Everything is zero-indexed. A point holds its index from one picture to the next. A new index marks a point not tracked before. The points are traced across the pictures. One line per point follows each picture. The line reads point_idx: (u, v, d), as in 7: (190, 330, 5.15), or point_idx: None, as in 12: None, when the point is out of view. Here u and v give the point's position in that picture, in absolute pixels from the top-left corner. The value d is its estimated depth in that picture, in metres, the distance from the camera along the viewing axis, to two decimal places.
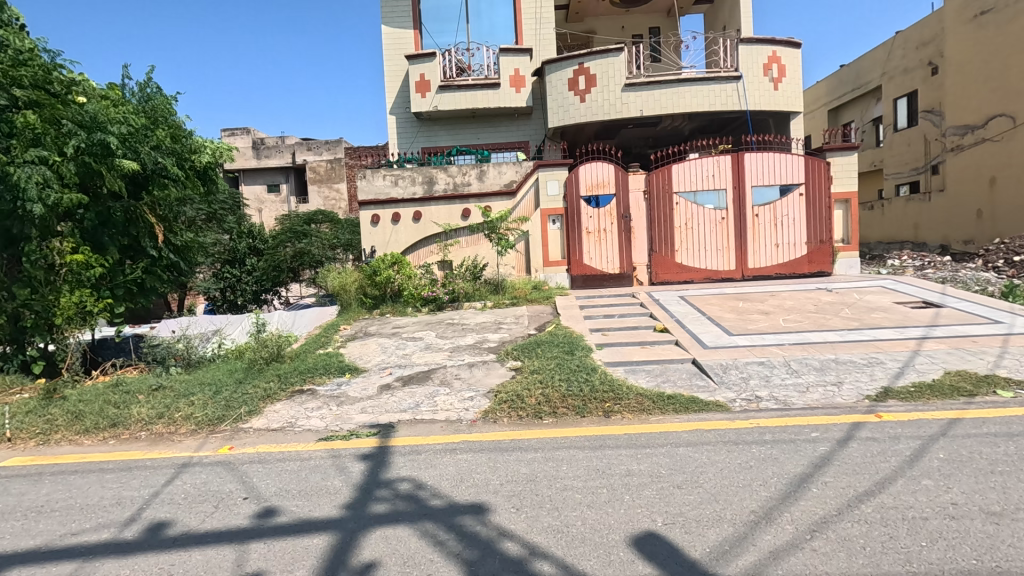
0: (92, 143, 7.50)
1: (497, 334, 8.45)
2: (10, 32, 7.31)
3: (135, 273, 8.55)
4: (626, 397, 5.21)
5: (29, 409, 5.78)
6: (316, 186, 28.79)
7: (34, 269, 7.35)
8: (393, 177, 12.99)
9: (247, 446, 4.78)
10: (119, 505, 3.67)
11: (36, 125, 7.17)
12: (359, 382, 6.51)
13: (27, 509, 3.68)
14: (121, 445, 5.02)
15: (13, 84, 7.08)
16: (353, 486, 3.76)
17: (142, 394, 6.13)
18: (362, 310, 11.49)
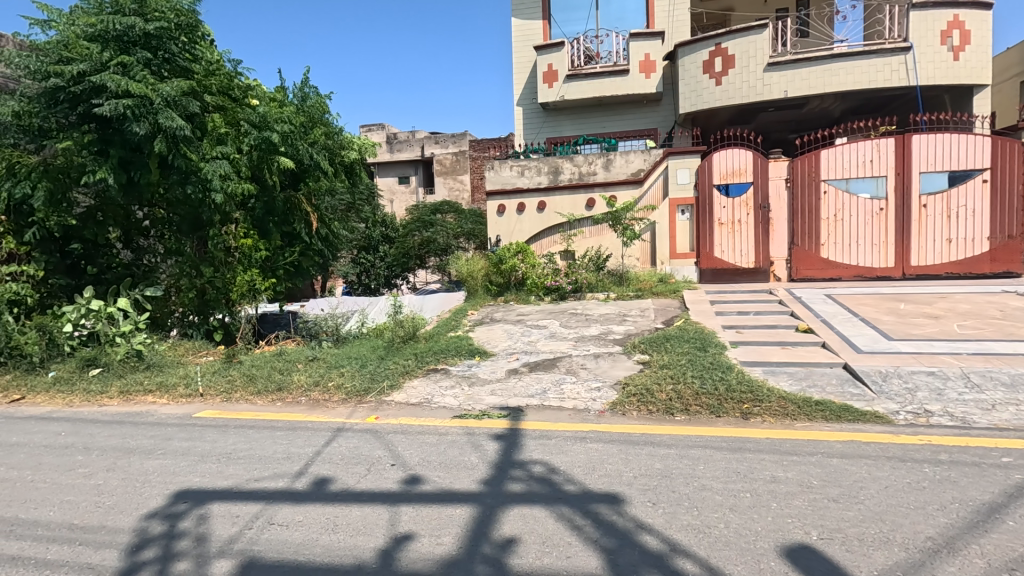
0: (261, 140, 8.56)
1: (622, 326, 8.33)
2: (204, 46, 8.41)
3: (293, 257, 9.68)
4: (767, 399, 4.87)
5: (215, 370, 6.78)
6: (443, 177, 30.18)
7: (217, 250, 8.55)
8: (519, 167, 13.31)
9: (391, 417, 5.19)
10: (290, 459, 4.17)
11: (220, 126, 8.21)
12: (488, 366, 6.78)
13: (219, 454, 4.33)
14: (286, 407, 5.72)
15: (206, 91, 8.10)
16: (489, 463, 3.93)
17: (301, 363, 6.94)
18: (487, 296, 11.95)
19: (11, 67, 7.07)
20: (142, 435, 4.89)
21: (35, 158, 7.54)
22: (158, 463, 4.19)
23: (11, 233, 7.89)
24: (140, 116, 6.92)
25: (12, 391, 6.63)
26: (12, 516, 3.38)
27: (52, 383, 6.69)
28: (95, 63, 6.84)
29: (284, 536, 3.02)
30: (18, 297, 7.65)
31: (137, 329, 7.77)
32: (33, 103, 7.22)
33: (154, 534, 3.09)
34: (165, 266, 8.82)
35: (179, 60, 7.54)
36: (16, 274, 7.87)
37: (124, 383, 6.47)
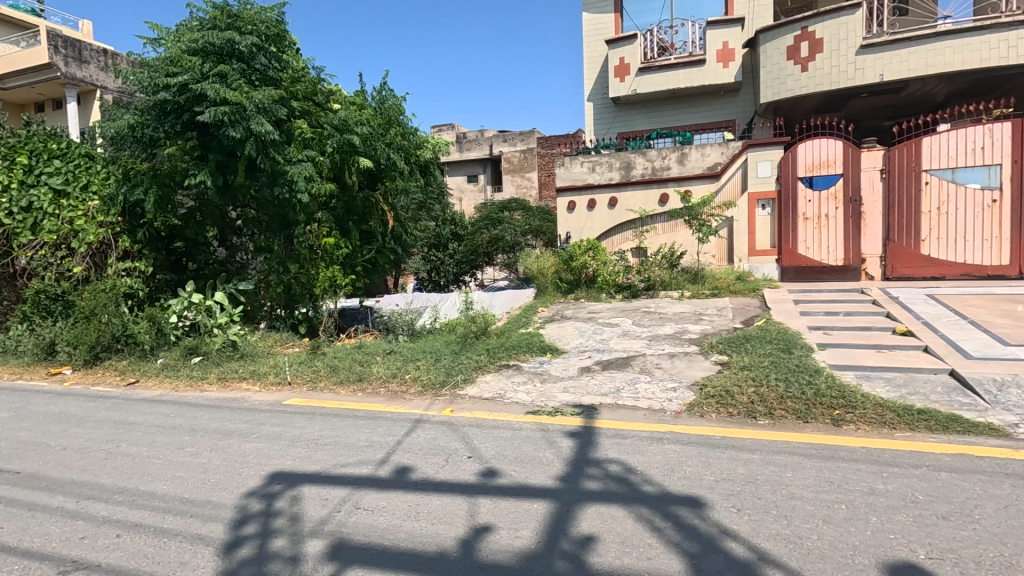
0: (343, 143, 9.09)
1: (698, 326, 8.06)
2: (292, 55, 8.92)
3: (369, 254, 10.13)
4: (861, 406, 4.55)
5: (302, 360, 7.20)
6: (510, 175, 30.38)
7: (302, 248, 9.12)
8: (590, 163, 13.10)
9: (466, 410, 5.30)
10: (372, 447, 4.36)
11: (305, 131, 8.67)
12: (560, 363, 6.78)
13: (308, 440, 4.59)
14: (367, 397, 5.98)
15: (293, 98, 8.60)
16: (564, 460, 3.93)
17: (379, 355, 7.23)
18: (556, 294, 11.92)
19: (126, 83, 7.78)
20: (239, 419, 5.28)
21: (145, 165, 8.25)
22: (255, 446, 4.50)
23: (126, 232, 8.79)
24: (236, 122, 7.42)
25: (128, 374, 7.35)
26: (134, 487, 3.74)
27: (161, 369, 7.33)
28: (197, 74, 7.41)
29: (370, 521, 3.16)
30: (132, 290, 8.57)
31: (232, 321, 8.40)
32: (144, 116, 7.88)
33: (254, 511, 3.32)
34: (255, 263, 9.40)
35: (269, 69, 8.00)
36: (131, 269, 8.78)
37: (222, 371, 7.02)
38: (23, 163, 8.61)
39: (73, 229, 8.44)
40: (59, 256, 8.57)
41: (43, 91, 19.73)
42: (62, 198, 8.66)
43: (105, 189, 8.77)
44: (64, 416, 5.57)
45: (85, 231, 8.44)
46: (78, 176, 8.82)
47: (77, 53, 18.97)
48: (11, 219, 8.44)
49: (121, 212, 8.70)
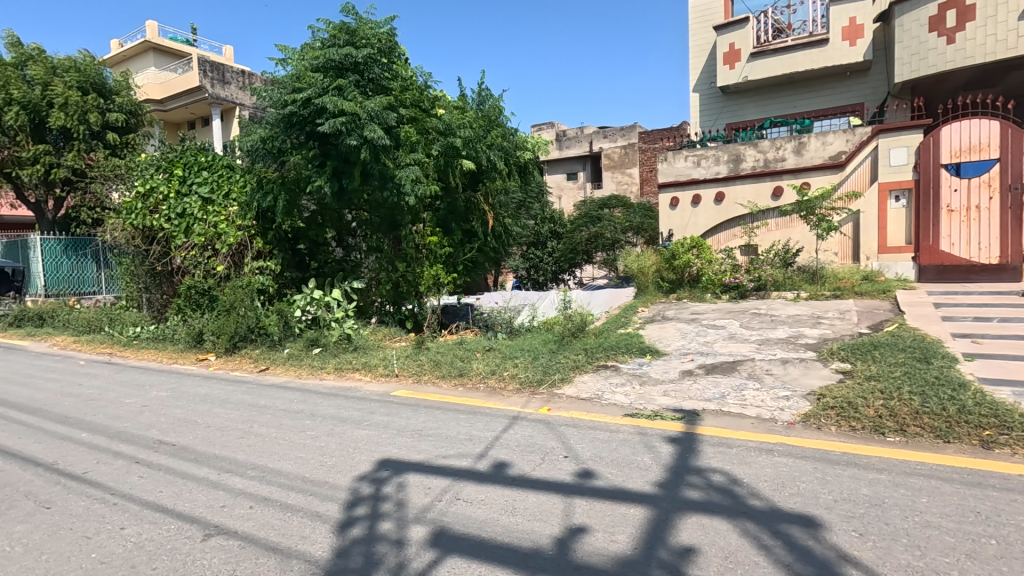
0: (447, 147, 9.50)
1: (816, 330, 7.42)
2: (402, 65, 9.44)
3: (470, 253, 10.52)
4: (1020, 428, 3.93)
5: (408, 354, 7.62)
6: (611, 172, 29.87)
7: (409, 247, 9.70)
8: (695, 158, 12.68)
9: (562, 410, 5.31)
10: (472, 441, 4.50)
11: (413, 136, 9.15)
12: (661, 365, 6.57)
13: (413, 430, 4.85)
14: (468, 392, 6.19)
15: (402, 105, 9.11)
16: (664, 466, 3.80)
17: (479, 352, 7.44)
18: (658, 293, 11.55)
19: (260, 99, 8.61)
20: (353, 407, 5.71)
21: (275, 173, 9.11)
22: (365, 433, 4.83)
23: (259, 234, 9.78)
24: (352, 130, 7.97)
25: (260, 361, 8.21)
26: (264, 464, 4.18)
27: (287, 358, 8.11)
28: (320, 89, 7.99)
29: (469, 512, 3.28)
30: (264, 286, 9.49)
31: (347, 315, 9.13)
32: (275, 128, 8.60)
33: (365, 495, 3.57)
34: (368, 262, 10.04)
35: (381, 80, 8.55)
36: (263, 268, 9.76)
37: (338, 362, 7.61)
38: (180, 175, 10.08)
39: (217, 232, 9.58)
40: (206, 256, 9.77)
41: (196, 111, 22.51)
42: (209, 205, 9.84)
43: (242, 196, 9.80)
44: (209, 397, 6.35)
45: (227, 234, 9.57)
46: (221, 185, 9.98)
47: (221, 75, 21.40)
48: (170, 224, 9.85)
49: (255, 216, 9.68)
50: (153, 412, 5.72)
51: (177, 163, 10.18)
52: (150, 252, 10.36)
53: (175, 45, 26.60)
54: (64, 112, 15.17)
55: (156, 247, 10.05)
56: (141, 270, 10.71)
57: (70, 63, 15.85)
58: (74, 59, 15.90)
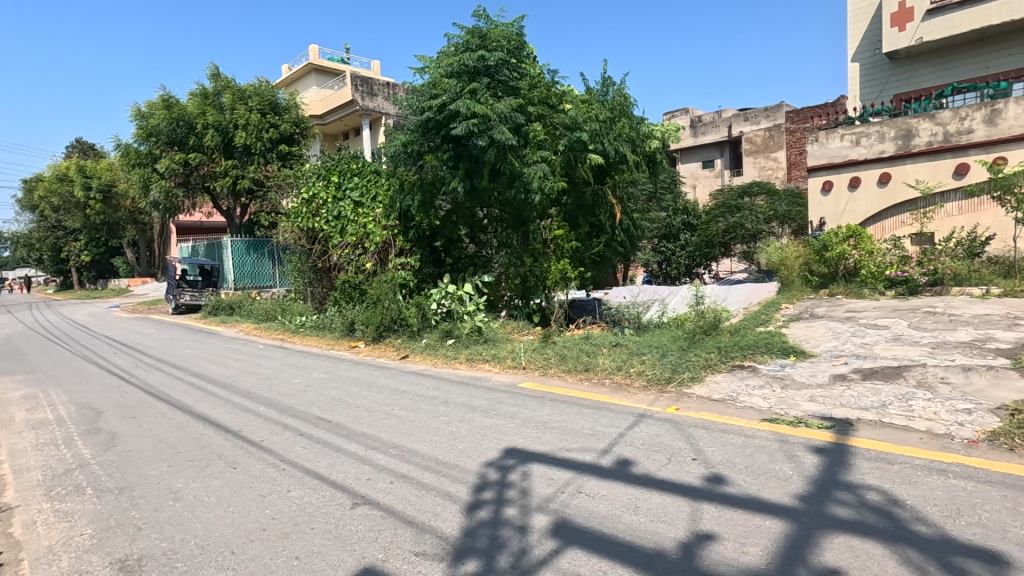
0: (574, 141, 9.48)
1: (1012, 333, 6.22)
2: (531, 63, 9.63)
3: (597, 247, 10.45)
4: None
5: (535, 348, 7.77)
6: (752, 157, 27.67)
7: (537, 243, 9.90)
8: (853, 136, 11.93)
9: (692, 410, 5.08)
10: (596, 436, 4.49)
11: (540, 133, 9.32)
12: (807, 367, 5.97)
13: (538, 422, 4.96)
14: (593, 386, 6.18)
15: (529, 104, 9.32)
16: (807, 479, 3.47)
17: (605, 348, 7.36)
18: (806, 288, 10.52)
19: (402, 108, 9.29)
20: (483, 396, 5.98)
21: (414, 175, 9.81)
22: (493, 422, 5.04)
23: (400, 233, 10.61)
24: (483, 131, 8.30)
25: (401, 350, 8.93)
26: (403, 444, 4.55)
27: (425, 347, 8.73)
28: (453, 94, 8.43)
29: (591, 507, 3.28)
30: (405, 280, 10.29)
31: (478, 309, 9.57)
32: (414, 134, 9.23)
33: (492, 480, 3.74)
34: (498, 258, 10.39)
35: (511, 81, 8.80)
36: (404, 263, 10.58)
37: (470, 353, 8.02)
38: (336, 182, 11.29)
39: (366, 232, 10.63)
40: (357, 253, 10.89)
41: (349, 123, 24.97)
42: (360, 208, 10.90)
43: (386, 198, 10.70)
44: (358, 380, 7.07)
45: (374, 234, 10.55)
46: (369, 189, 10.99)
47: (370, 88, 23.52)
48: (329, 225, 11.14)
49: (397, 216, 10.53)
50: (314, 391, 6.51)
51: (334, 170, 11.40)
52: (313, 251, 11.80)
53: (332, 65, 29.70)
54: (246, 132, 17.74)
55: (318, 246, 11.45)
56: (306, 267, 12.20)
57: (252, 89, 18.50)
58: (256, 86, 18.54)
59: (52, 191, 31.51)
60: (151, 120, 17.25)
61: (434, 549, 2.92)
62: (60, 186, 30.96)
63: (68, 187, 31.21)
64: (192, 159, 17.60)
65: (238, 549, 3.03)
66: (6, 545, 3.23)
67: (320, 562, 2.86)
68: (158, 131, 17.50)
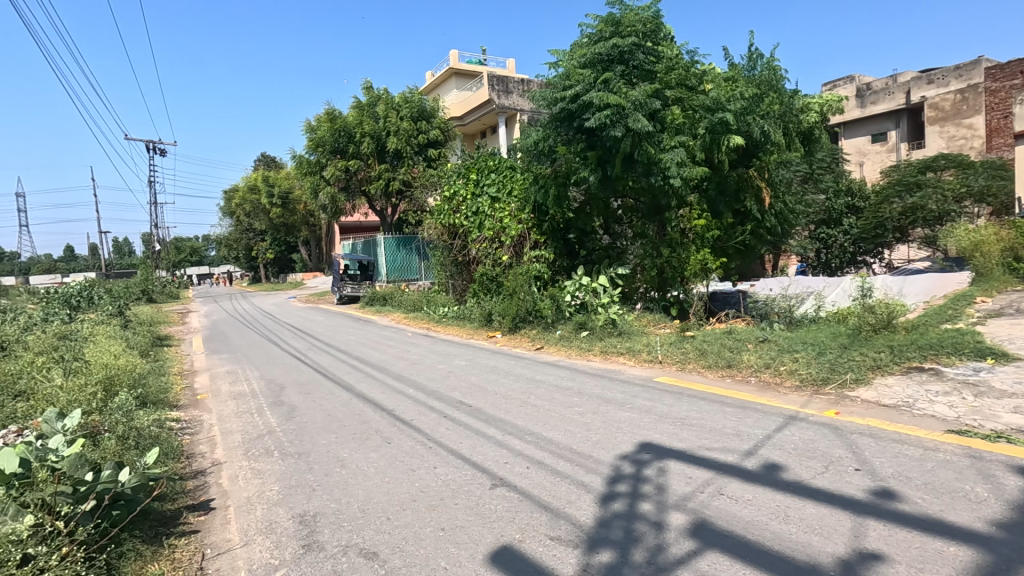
0: (716, 123, 8.92)
1: None
2: (667, 44, 9.25)
3: (742, 236, 9.77)
4: None
5: (672, 342, 7.49)
6: (938, 126, 23.67)
7: (674, 233, 9.46)
8: None
9: (854, 415, 4.54)
10: (740, 437, 4.21)
11: (677, 118, 8.91)
12: (1010, 373, 5.00)
13: (675, 418, 4.78)
14: (736, 384, 5.79)
15: (666, 88, 8.97)
16: (1008, 504, 2.93)
17: (751, 343, 6.84)
18: (1010, 278, 8.80)
19: (535, 103, 9.38)
20: (617, 389, 5.91)
21: (547, 169, 9.91)
22: (628, 415, 4.96)
23: (535, 226, 10.84)
24: (617, 122, 8.12)
25: (536, 341, 9.13)
26: (538, 431, 4.68)
27: (559, 338, 8.85)
28: (587, 85, 8.34)
29: (733, 510, 3.10)
30: (540, 272, 10.45)
31: (613, 301, 9.41)
32: (547, 128, 9.30)
33: (626, 473, 3.69)
34: (633, 249, 10.14)
35: (646, 65, 8.48)
36: (539, 256, 10.75)
37: (604, 345, 7.96)
38: (475, 179, 11.84)
39: (503, 226, 11.06)
40: (494, 247, 11.36)
41: (486, 121, 25.98)
42: (496, 203, 11.34)
43: (521, 192, 11.00)
44: (496, 368, 7.41)
45: (510, 228, 10.92)
46: (505, 185, 11.38)
47: (505, 86, 24.23)
48: (469, 221, 11.77)
49: (531, 210, 10.75)
50: (456, 377, 6.96)
51: (472, 169, 12.01)
52: (454, 245, 12.57)
53: (472, 67, 31.07)
54: (397, 137, 19.37)
55: (459, 241, 12.17)
56: (448, 261, 13.02)
57: (402, 97, 20.08)
58: (405, 94, 20.08)
59: (246, 199, 37.22)
60: (319, 133, 19.52)
61: (569, 535, 2.98)
62: (252, 196, 36.48)
63: (257, 196, 36.67)
64: (352, 166, 19.59)
65: (393, 515, 3.36)
66: (218, 492, 3.93)
67: (463, 535, 3.06)
68: (325, 142, 19.76)
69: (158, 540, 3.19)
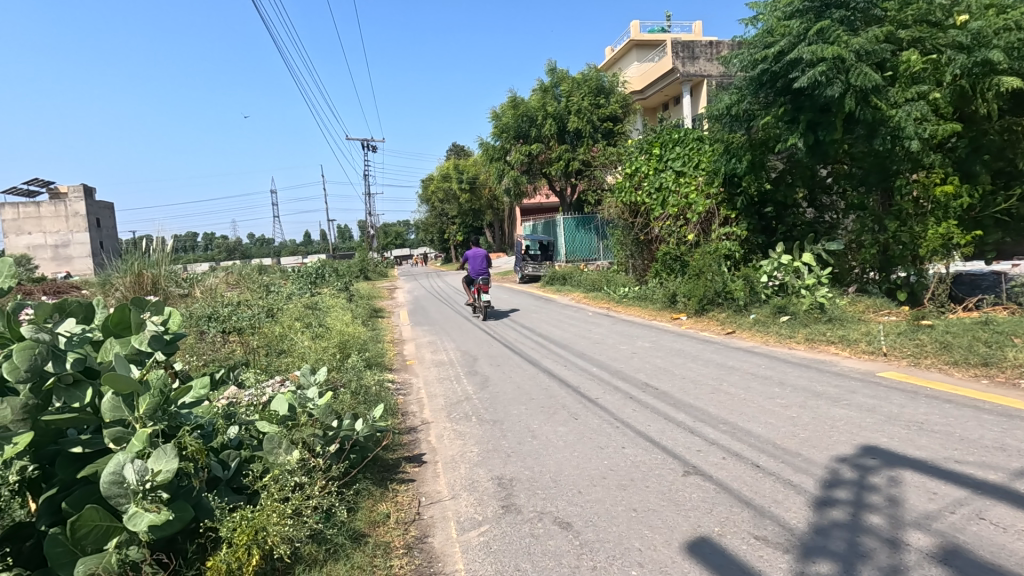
0: (973, 65, 7.24)
1: None
2: None
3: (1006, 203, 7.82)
4: None
5: (901, 331, 6.35)
6: None
7: (904, 203, 7.86)
8: None
9: None
10: (1006, 453, 3.40)
11: (915, 64, 7.43)
12: None
13: (910, 421, 4.06)
14: (996, 387, 4.70)
15: (900, 28, 7.62)
16: None
17: (1017, 337, 5.49)
18: None
19: (729, 65, 8.51)
20: (829, 383, 5.22)
21: (742, 136, 9.02)
22: (844, 413, 4.35)
23: (726, 201, 10.04)
24: (834, 78, 7.05)
25: (727, 325, 8.48)
26: (734, 421, 4.36)
27: (754, 323, 8.09)
28: (795, 38, 7.33)
29: (999, 540, 2.52)
30: (730, 251, 9.67)
31: (820, 283, 8.28)
32: (742, 91, 8.43)
33: (846, 478, 3.24)
34: (847, 223, 8.78)
35: (871, 6, 7.28)
36: (730, 234, 9.93)
37: (810, 332, 7.09)
38: (658, 154, 11.36)
39: (688, 202, 10.44)
40: (679, 225, 10.82)
41: (669, 92, 24.68)
42: (681, 177, 10.73)
43: (710, 165, 10.26)
44: (683, 352, 7.08)
45: (697, 203, 10.27)
46: (692, 158, 10.70)
47: (691, 52, 22.70)
48: (651, 198, 11.33)
49: (722, 183, 9.97)
50: (640, 359, 6.81)
51: (656, 143, 11.52)
52: (635, 224, 12.24)
53: (654, 36, 29.64)
54: (577, 117, 19.44)
55: (640, 219, 11.81)
56: (628, 240, 12.77)
57: (582, 77, 20.01)
58: (586, 73, 19.96)
59: (440, 187, 40.87)
60: (504, 119, 20.42)
61: (778, 537, 2.72)
62: (445, 183, 39.93)
63: (449, 183, 40.05)
64: (534, 149, 20.17)
65: (584, 489, 3.43)
66: (428, 448, 4.43)
67: (657, 520, 2.99)
68: (509, 128, 20.63)
69: (384, 483, 3.73)
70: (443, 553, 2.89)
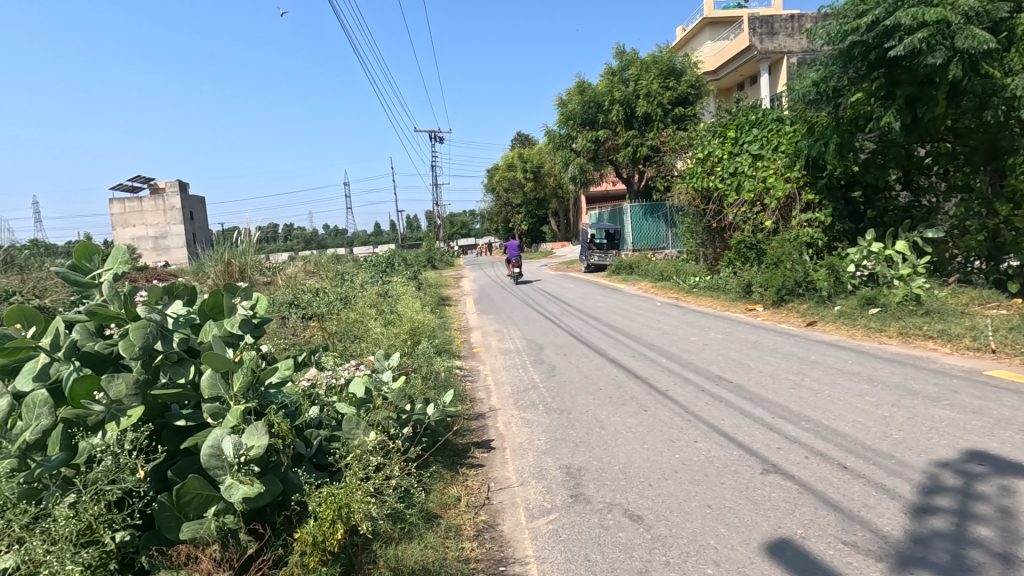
0: None
1: None
2: None
3: None
4: None
5: (1013, 326, 5.73)
6: None
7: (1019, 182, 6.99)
8: None
9: None
10: None
11: None
12: None
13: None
14: None
15: None
16: None
17: None
18: None
19: (813, 39, 7.93)
20: (927, 380, 4.80)
21: (827, 115, 8.41)
22: (946, 414, 3.99)
23: (809, 185, 9.44)
24: (937, 44, 6.42)
25: (808, 316, 8.01)
26: (818, 419, 4.11)
27: (838, 315, 7.59)
28: (891, 5, 6.75)
29: None
30: (813, 239, 9.11)
31: (916, 272, 7.62)
32: (830, 66, 7.85)
33: (948, 485, 2.98)
34: (949, 207, 7.97)
35: None
36: (812, 220, 9.33)
37: (903, 325, 6.55)
38: (733, 137, 10.85)
39: (766, 186, 9.91)
40: (755, 211, 10.30)
41: (745, 71, 23.42)
42: (758, 161, 10.20)
43: (790, 146, 9.68)
44: (759, 344, 6.76)
45: (776, 188, 9.74)
46: (770, 140, 10.13)
47: (770, 28, 21.37)
48: (724, 183, 10.84)
49: (805, 166, 9.37)
50: (713, 350, 6.56)
51: (731, 125, 11.00)
52: (707, 211, 11.77)
53: (729, 12, 28.14)
54: (646, 100, 18.86)
55: (713, 206, 11.34)
56: (699, 228, 12.31)
57: (652, 59, 19.37)
58: (656, 55, 19.27)
59: (505, 176, 40.99)
60: (569, 106, 20.13)
61: (869, 544, 2.54)
62: (510, 173, 40.02)
63: (514, 172, 40.12)
64: (601, 135, 19.79)
65: (656, 483, 3.35)
66: (497, 434, 4.47)
67: (734, 518, 2.87)
68: (575, 115, 20.28)
69: (454, 467, 3.81)
70: (512, 539, 2.92)
